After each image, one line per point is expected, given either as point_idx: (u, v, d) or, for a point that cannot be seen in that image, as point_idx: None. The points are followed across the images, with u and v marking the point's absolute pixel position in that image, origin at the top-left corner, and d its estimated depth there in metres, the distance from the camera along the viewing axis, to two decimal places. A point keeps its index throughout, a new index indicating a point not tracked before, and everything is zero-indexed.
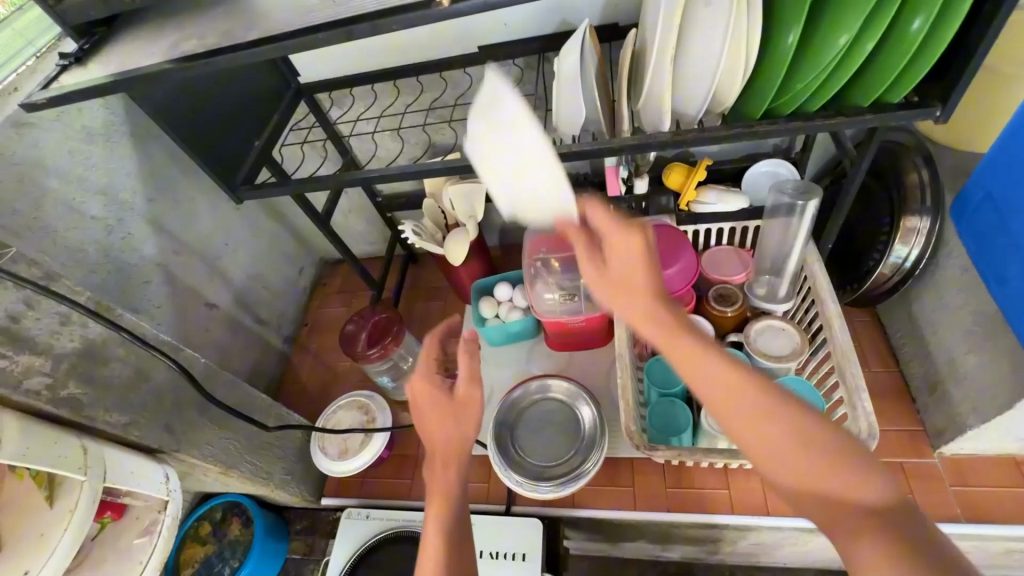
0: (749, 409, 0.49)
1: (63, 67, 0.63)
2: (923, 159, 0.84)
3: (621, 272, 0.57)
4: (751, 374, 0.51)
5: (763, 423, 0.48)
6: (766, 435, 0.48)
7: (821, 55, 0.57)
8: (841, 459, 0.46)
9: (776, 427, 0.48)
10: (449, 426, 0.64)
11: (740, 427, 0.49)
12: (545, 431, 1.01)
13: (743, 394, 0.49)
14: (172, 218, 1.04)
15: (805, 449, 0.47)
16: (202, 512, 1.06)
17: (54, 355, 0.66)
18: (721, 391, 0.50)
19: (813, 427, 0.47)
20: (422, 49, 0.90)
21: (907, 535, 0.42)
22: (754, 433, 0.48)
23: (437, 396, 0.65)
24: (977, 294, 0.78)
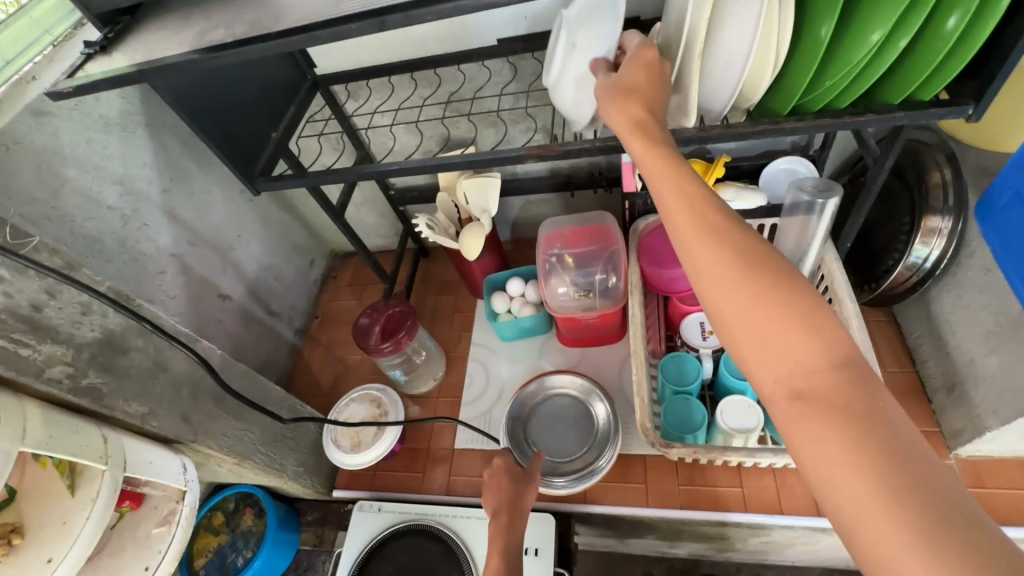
0: (713, 227, 0.46)
1: (88, 56, 0.63)
2: (946, 158, 0.84)
3: (627, 89, 0.59)
4: (720, 209, 0.47)
5: (725, 241, 0.45)
6: (721, 253, 0.45)
7: (853, 52, 0.56)
8: (796, 296, 0.42)
9: (735, 262, 0.44)
10: (514, 497, 0.83)
11: (698, 240, 0.46)
12: (558, 428, 1.02)
13: (710, 213, 0.47)
14: (187, 208, 1.04)
15: (760, 279, 0.43)
16: (215, 502, 1.07)
17: (76, 344, 0.66)
18: (689, 206, 0.48)
19: (772, 264, 0.44)
20: (441, 42, 0.90)
21: (848, 395, 0.38)
22: (709, 246, 0.46)
23: (511, 467, 0.85)
24: (999, 294, 0.78)
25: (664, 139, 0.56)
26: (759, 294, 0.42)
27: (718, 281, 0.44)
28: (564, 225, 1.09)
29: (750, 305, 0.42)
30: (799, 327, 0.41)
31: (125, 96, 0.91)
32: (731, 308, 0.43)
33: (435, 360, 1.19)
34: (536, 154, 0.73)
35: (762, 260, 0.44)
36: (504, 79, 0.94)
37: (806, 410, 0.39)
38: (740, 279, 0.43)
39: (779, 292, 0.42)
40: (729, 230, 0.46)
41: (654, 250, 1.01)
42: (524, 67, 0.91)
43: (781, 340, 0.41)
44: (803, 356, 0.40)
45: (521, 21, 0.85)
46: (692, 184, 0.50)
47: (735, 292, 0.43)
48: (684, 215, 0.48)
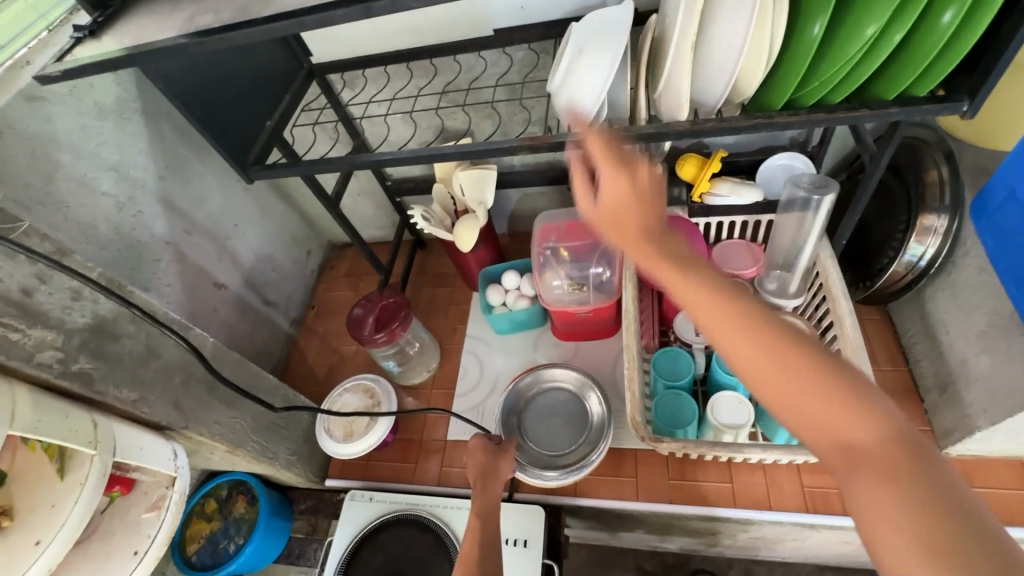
0: (736, 317, 0.46)
1: (77, 40, 0.63)
2: (944, 156, 0.83)
3: (613, 196, 0.56)
4: (744, 301, 0.48)
5: (751, 335, 0.45)
6: (752, 343, 0.45)
7: (847, 46, 0.56)
8: (836, 374, 0.42)
9: (769, 347, 0.45)
10: (494, 469, 0.83)
11: (729, 334, 0.46)
12: (551, 421, 1.02)
13: (729, 310, 0.47)
14: (182, 196, 1.04)
15: (795, 364, 0.43)
16: (208, 489, 1.07)
17: (66, 330, 0.67)
18: (708, 302, 0.48)
19: (806, 345, 0.44)
20: (436, 32, 0.89)
21: (911, 474, 0.38)
22: (739, 339, 0.46)
23: (486, 442, 0.86)
24: (993, 294, 0.77)
25: (669, 246, 0.53)
26: (795, 378, 0.43)
27: (756, 366, 0.45)
28: (560, 219, 1.09)
29: (791, 391, 0.43)
30: (844, 407, 0.41)
31: (119, 82, 0.90)
32: (778, 390, 0.44)
33: (429, 352, 1.19)
34: (528, 145, 0.73)
35: (795, 343, 0.44)
36: (500, 70, 0.93)
37: (869, 482, 0.39)
38: (774, 366, 0.44)
39: (815, 375, 0.43)
40: (751, 325, 0.46)
41: None
42: (521, 58, 0.90)
43: (829, 420, 0.42)
44: (854, 431, 0.41)
45: (518, 11, 0.84)
46: (706, 281, 0.49)
47: (773, 378, 0.44)
48: (706, 312, 0.48)
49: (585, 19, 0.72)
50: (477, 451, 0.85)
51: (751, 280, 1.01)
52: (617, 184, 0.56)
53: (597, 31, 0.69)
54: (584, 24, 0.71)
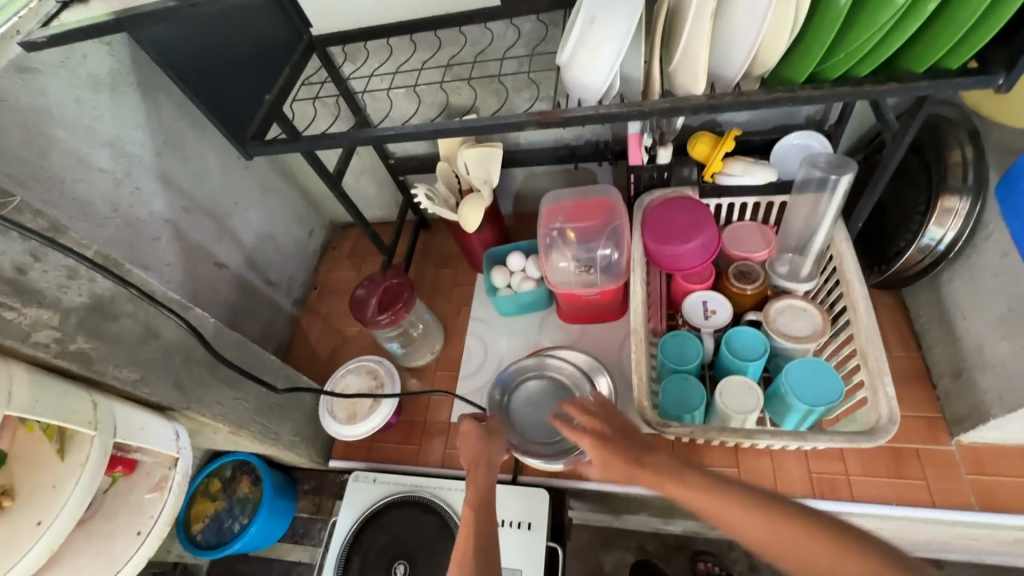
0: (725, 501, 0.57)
1: (63, 5, 0.61)
2: (968, 135, 0.80)
3: (598, 442, 0.67)
4: (720, 488, 0.58)
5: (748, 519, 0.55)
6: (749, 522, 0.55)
7: (877, 15, 0.52)
8: (815, 527, 0.52)
9: (756, 518, 0.55)
10: (487, 453, 0.81)
11: (727, 515, 0.56)
12: (547, 404, 1.00)
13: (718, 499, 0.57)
14: (181, 173, 1.01)
15: (784, 527, 0.53)
16: (212, 469, 1.07)
17: (63, 309, 0.65)
18: (695, 494, 0.59)
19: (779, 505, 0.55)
20: (440, 2, 0.85)
21: None
22: (738, 520, 0.55)
23: (478, 427, 0.81)
24: (1014, 279, 0.75)
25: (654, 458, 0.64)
26: (792, 542, 0.53)
27: (762, 542, 0.54)
28: (567, 199, 1.07)
29: (801, 555, 0.52)
30: (841, 558, 0.51)
31: (113, 53, 0.87)
32: (790, 552, 0.53)
33: (433, 334, 1.18)
34: (536, 121, 0.70)
35: (770, 508, 0.55)
36: (507, 43, 0.90)
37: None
38: (780, 540, 0.53)
39: (810, 538, 0.52)
40: (730, 499, 0.56)
41: (659, 225, 0.95)
42: (528, 30, 0.86)
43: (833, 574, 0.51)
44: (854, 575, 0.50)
45: None
46: (688, 479, 0.60)
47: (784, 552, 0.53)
48: (708, 506, 0.58)
49: None
50: (469, 436, 0.81)
51: (762, 264, 0.99)
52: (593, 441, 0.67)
53: None
54: None
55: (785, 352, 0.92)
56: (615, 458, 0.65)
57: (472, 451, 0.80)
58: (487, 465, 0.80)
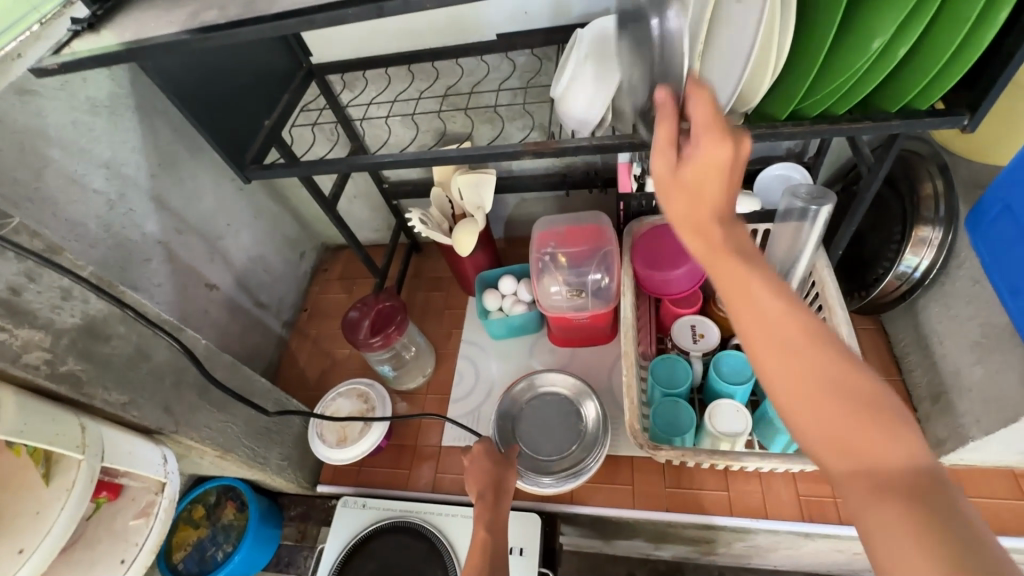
0: (793, 328, 0.44)
1: (74, 33, 0.62)
2: (938, 168, 0.84)
3: (694, 185, 0.48)
4: (797, 312, 0.44)
5: (802, 356, 0.43)
6: (798, 359, 0.43)
7: (855, 58, 0.56)
8: (863, 394, 0.41)
9: (795, 355, 0.43)
10: (500, 479, 0.84)
11: (771, 351, 0.44)
12: (545, 425, 1.01)
13: (786, 319, 0.44)
14: (175, 195, 1.02)
15: (830, 372, 0.42)
16: (196, 495, 1.05)
17: (54, 330, 0.65)
18: (756, 304, 0.45)
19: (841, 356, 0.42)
20: (437, 34, 0.88)
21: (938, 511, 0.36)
22: (777, 339, 0.44)
23: (491, 450, 0.86)
24: (987, 306, 0.78)
25: (733, 234, 0.48)
26: (826, 385, 0.41)
27: (784, 375, 0.43)
28: (558, 224, 1.09)
29: (824, 406, 0.41)
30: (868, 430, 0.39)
31: (112, 77, 0.89)
32: (803, 408, 0.42)
33: (425, 357, 1.18)
34: (532, 150, 0.72)
35: (831, 354, 0.42)
36: (502, 75, 0.93)
37: (888, 524, 0.36)
38: (816, 385, 0.41)
39: (847, 391, 0.41)
40: (796, 326, 0.44)
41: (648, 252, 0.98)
42: (523, 63, 0.90)
43: (852, 452, 0.39)
44: (880, 464, 0.38)
45: (522, 16, 0.84)
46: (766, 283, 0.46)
47: (809, 389, 0.42)
48: (740, 296, 0.46)
49: (591, 27, 0.72)
50: (481, 457, 0.85)
51: None
52: (711, 141, 0.47)
53: (602, 41, 0.70)
54: (591, 32, 0.71)
55: None
56: (697, 200, 0.49)
57: (483, 477, 0.83)
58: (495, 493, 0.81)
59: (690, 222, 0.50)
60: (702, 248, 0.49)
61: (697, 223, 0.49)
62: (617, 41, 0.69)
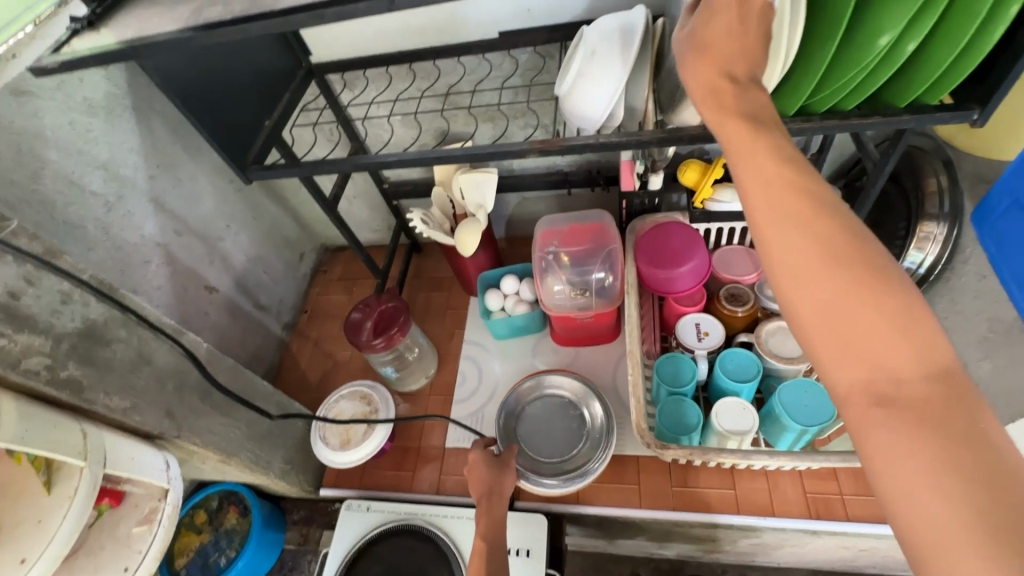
0: (805, 205, 0.40)
1: (74, 31, 0.63)
2: (942, 165, 0.84)
3: (712, 50, 0.49)
4: (807, 184, 0.41)
5: (809, 231, 0.39)
6: (808, 238, 0.39)
7: (861, 56, 0.55)
8: (875, 280, 0.37)
9: (802, 231, 0.39)
10: (496, 483, 0.83)
11: (776, 225, 0.40)
12: (548, 425, 1.01)
13: (798, 196, 0.40)
14: (174, 197, 1.00)
15: (840, 253, 0.38)
16: (198, 500, 1.03)
17: (54, 335, 0.63)
18: (765, 172, 0.42)
19: (855, 239, 0.39)
20: (439, 33, 0.88)
21: (947, 416, 0.33)
22: (784, 209, 0.40)
23: (487, 456, 0.84)
24: (994, 302, 0.78)
25: (746, 104, 0.46)
26: (832, 263, 0.38)
27: (788, 255, 0.39)
28: (561, 223, 1.08)
29: (829, 284, 0.38)
30: (878, 317, 0.36)
31: (110, 78, 0.87)
32: (804, 291, 0.39)
33: (428, 358, 1.17)
34: (537, 148, 0.71)
35: (843, 236, 0.39)
36: (504, 74, 0.92)
37: (886, 423, 0.34)
38: (824, 265, 0.38)
39: (857, 271, 0.38)
40: (806, 200, 0.40)
41: (652, 250, 0.98)
42: (525, 61, 0.89)
43: (861, 344, 0.36)
44: (890, 362, 0.35)
45: (524, 14, 0.83)
46: (776, 152, 0.43)
47: (812, 264, 0.38)
48: (749, 161, 0.43)
49: (597, 24, 0.71)
50: (478, 464, 0.84)
51: (752, 286, 1.02)
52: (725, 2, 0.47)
53: (608, 36, 0.68)
54: (596, 28, 0.70)
55: (778, 373, 0.93)
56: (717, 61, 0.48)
57: (481, 483, 0.82)
58: (493, 498, 0.81)
59: (706, 89, 0.48)
60: (713, 118, 0.46)
61: (710, 91, 0.48)
62: (624, 38, 0.67)
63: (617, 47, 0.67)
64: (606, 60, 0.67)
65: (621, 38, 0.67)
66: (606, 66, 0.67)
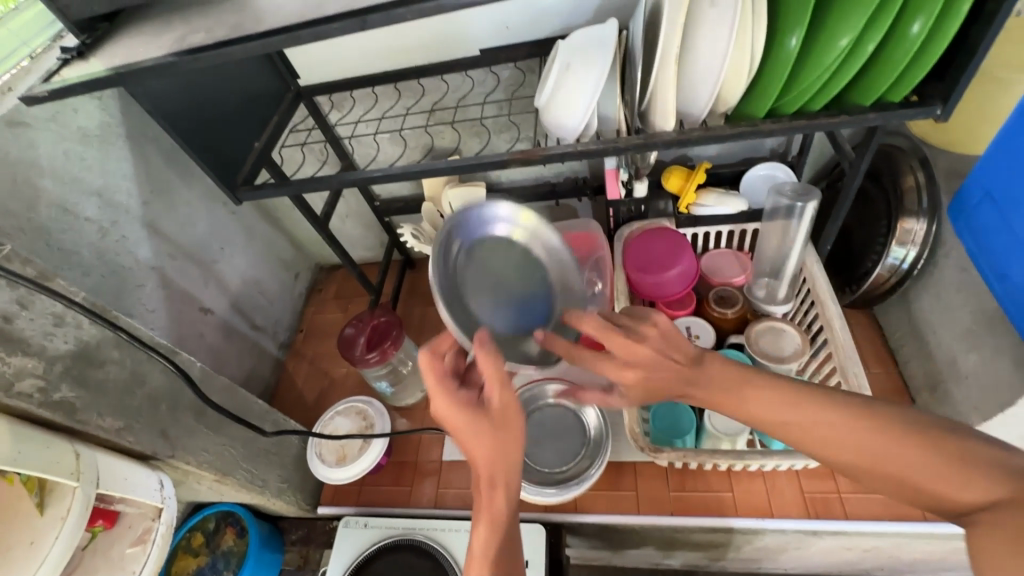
0: (819, 407, 0.52)
1: (64, 62, 0.63)
2: (919, 162, 0.85)
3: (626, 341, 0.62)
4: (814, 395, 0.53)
5: (832, 429, 0.51)
6: (837, 431, 0.51)
7: (824, 56, 0.58)
8: (908, 438, 0.48)
9: (825, 425, 0.51)
10: (501, 454, 0.56)
11: (808, 434, 0.52)
12: (490, 283, 0.72)
13: (810, 405, 0.53)
14: (168, 221, 1.02)
15: (867, 431, 0.50)
16: (195, 522, 1.03)
17: (47, 357, 0.64)
18: (755, 393, 0.55)
19: (873, 410, 0.50)
20: (421, 52, 0.90)
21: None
22: (806, 429, 0.52)
23: (477, 423, 0.56)
24: (976, 293, 0.79)
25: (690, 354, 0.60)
26: (867, 441, 0.49)
27: (832, 447, 0.51)
28: None
29: (876, 463, 0.49)
30: (925, 469, 0.47)
31: (103, 107, 0.90)
32: (865, 466, 0.50)
33: (423, 371, 1.18)
34: (518, 159, 0.73)
35: (865, 412, 0.50)
36: (486, 89, 0.95)
37: (983, 536, 0.42)
38: (860, 450, 0.50)
39: (893, 440, 0.48)
40: (821, 410, 0.52)
41: (641, 255, 0.99)
42: (507, 76, 0.92)
43: (930, 487, 0.47)
44: (961, 496, 0.45)
45: (503, 31, 0.86)
46: (761, 377, 0.56)
47: (853, 454, 0.50)
48: (744, 398, 0.56)
49: (570, 38, 0.73)
50: (465, 431, 0.56)
51: (740, 288, 1.03)
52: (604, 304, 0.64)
53: (580, 49, 0.71)
54: (570, 42, 0.73)
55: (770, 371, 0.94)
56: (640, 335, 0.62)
57: (480, 459, 0.56)
58: (505, 477, 0.56)
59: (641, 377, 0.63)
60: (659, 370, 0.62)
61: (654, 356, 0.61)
62: (597, 48, 0.70)
63: (589, 58, 0.70)
64: (580, 70, 0.69)
65: (594, 49, 0.70)
66: (580, 77, 0.69)
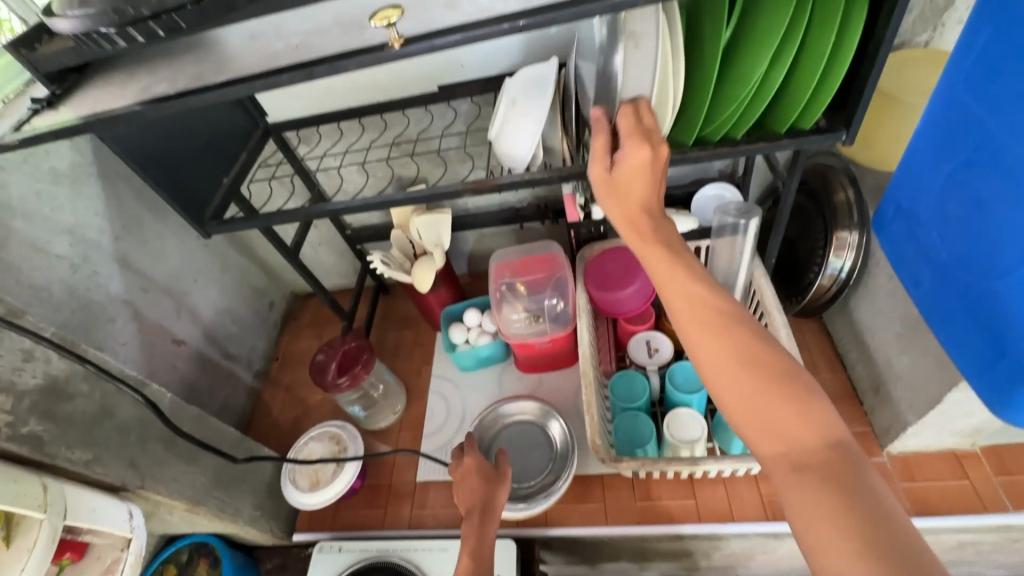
0: (723, 319, 0.53)
1: (35, 111, 0.67)
2: (849, 179, 0.92)
3: (621, 186, 0.63)
4: (720, 302, 0.54)
5: (725, 343, 0.52)
6: (723, 348, 0.51)
7: (739, 88, 0.64)
8: (784, 373, 0.49)
9: (720, 341, 0.52)
10: (488, 494, 0.84)
11: (702, 340, 0.53)
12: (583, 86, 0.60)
13: (716, 314, 0.53)
14: (140, 255, 1.05)
15: (753, 354, 0.50)
16: (167, 555, 1.01)
17: (16, 392, 0.66)
18: (679, 287, 0.56)
19: (761, 338, 0.51)
20: (381, 90, 0.96)
21: (846, 476, 0.43)
22: (706, 329, 0.53)
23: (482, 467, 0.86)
24: (901, 299, 0.85)
25: (660, 229, 0.62)
26: (749, 357, 0.50)
27: (714, 361, 0.52)
28: (513, 255, 1.13)
29: (747, 383, 0.50)
30: (782, 399, 0.48)
31: (75, 148, 0.93)
32: (730, 387, 0.50)
33: (395, 394, 1.20)
34: (471, 188, 0.78)
35: (758, 338, 0.51)
36: (446, 122, 1.00)
37: (804, 480, 0.44)
38: (737, 365, 0.50)
39: (770, 364, 0.50)
40: (722, 319, 0.53)
41: (600, 275, 1.05)
42: (465, 110, 0.98)
43: (776, 422, 0.48)
44: (798, 440, 0.47)
45: (458, 69, 0.92)
46: (685, 270, 0.57)
47: (731, 369, 0.50)
48: (668, 282, 0.57)
49: (516, 76, 0.79)
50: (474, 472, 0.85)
51: None
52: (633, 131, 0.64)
53: (526, 88, 0.76)
54: (515, 80, 0.78)
55: None
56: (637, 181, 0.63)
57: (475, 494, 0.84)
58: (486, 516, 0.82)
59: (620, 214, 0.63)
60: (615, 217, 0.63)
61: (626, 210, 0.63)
62: (539, 90, 0.75)
63: (532, 99, 0.75)
64: (523, 110, 0.75)
65: (537, 91, 0.76)
66: (524, 115, 0.75)
